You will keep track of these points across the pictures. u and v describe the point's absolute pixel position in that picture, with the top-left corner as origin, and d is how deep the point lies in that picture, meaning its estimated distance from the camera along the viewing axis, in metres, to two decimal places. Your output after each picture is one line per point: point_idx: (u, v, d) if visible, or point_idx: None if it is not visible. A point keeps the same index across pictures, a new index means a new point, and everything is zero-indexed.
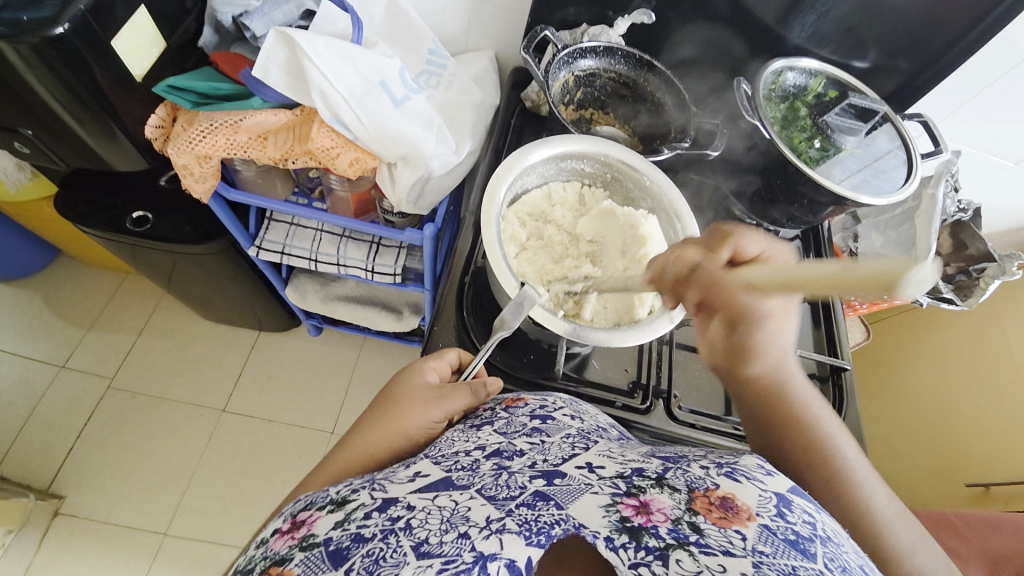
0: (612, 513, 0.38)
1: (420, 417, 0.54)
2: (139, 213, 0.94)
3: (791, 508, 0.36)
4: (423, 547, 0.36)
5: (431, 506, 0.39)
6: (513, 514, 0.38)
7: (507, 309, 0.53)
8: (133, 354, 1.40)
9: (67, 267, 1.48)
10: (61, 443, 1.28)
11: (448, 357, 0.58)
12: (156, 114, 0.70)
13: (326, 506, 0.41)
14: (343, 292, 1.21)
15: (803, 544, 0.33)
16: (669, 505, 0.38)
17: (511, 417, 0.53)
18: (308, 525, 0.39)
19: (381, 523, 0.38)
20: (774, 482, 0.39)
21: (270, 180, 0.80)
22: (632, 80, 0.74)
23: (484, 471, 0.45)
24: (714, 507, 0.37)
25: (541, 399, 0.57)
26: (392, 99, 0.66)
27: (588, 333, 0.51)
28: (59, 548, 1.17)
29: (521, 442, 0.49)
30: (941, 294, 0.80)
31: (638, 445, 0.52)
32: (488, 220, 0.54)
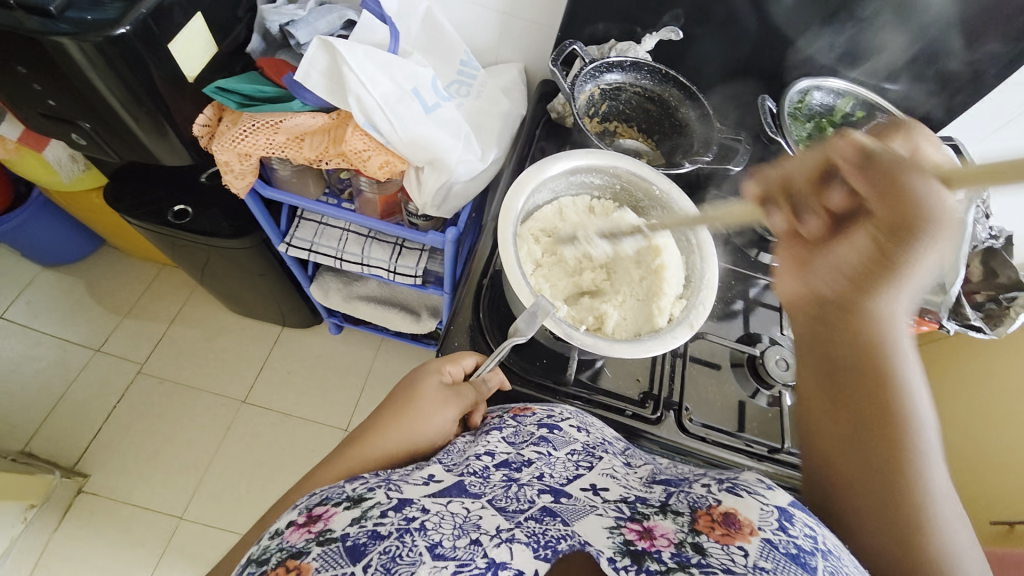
0: (616, 535, 0.39)
1: (435, 418, 0.53)
2: (179, 206, 0.99)
3: (792, 522, 0.36)
4: (439, 549, 0.36)
5: (444, 511, 0.40)
6: (522, 526, 0.40)
7: (521, 318, 0.52)
8: (163, 341, 1.47)
9: (109, 255, 1.56)
10: (90, 423, 1.34)
11: (465, 361, 0.59)
12: (204, 114, 0.74)
13: (342, 503, 0.41)
14: (364, 292, 1.24)
15: (804, 557, 0.34)
16: (672, 529, 0.39)
17: (519, 426, 0.54)
18: (324, 520, 0.39)
19: (397, 522, 0.38)
20: (775, 495, 0.39)
21: (304, 180, 0.83)
22: (657, 95, 0.76)
23: (495, 481, 0.45)
24: (717, 525, 0.38)
25: (548, 409, 0.58)
26: (423, 106, 0.69)
27: (601, 345, 0.51)
28: (80, 525, 1.22)
29: (529, 453, 0.50)
30: (971, 321, 0.78)
31: (640, 461, 0.54)
32: (503, 231, 0.54)
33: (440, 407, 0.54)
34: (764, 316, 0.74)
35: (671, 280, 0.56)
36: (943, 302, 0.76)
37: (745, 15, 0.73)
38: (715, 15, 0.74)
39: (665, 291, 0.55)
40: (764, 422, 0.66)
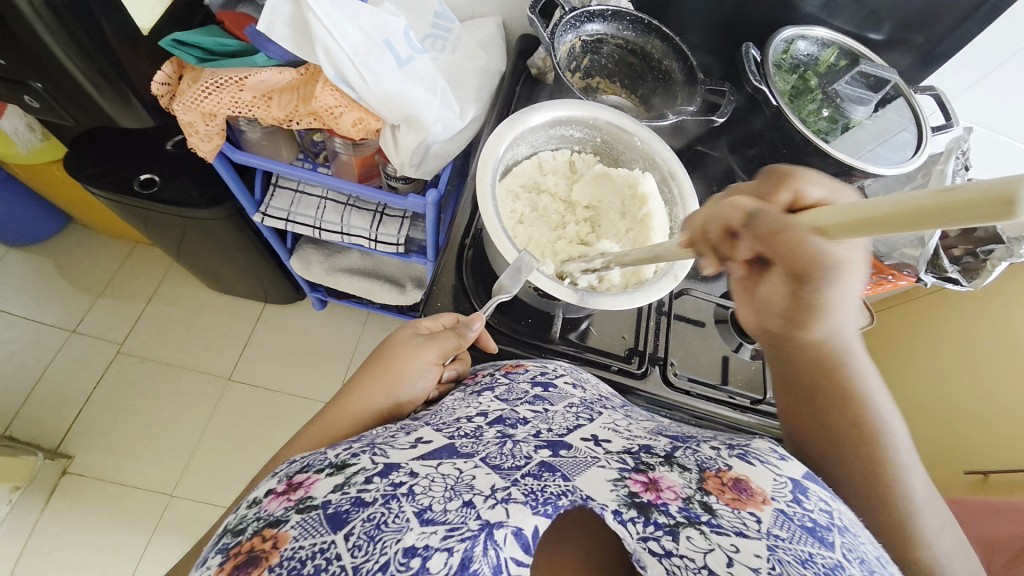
0: (620, 488, 0.39)
1: (413, 362, 0.52)
2: (146, 175, 0.94)
3: (808, 496, 0.37)
4: (427, 514, 0.36)
5: (435, 474, 0.40)
6: (519, 484, 0.39)
7: (505, 275, 0.51)
8: (141, 321, 1.43)
9: (78, 234, 1.50)
10: (70, 405, 1.31)
11: (442, 317, 0.57)
12: (163, 71, 0.68)
13: (324, 469, 0.40)
14: (347, 264, 1.22)
15: (821, 532, 0.34)
16: (679, 483, 0.40)
17: (512, 384, 0.54)
18: (304, 487, 0.39)
19: (382, 488, 0.37)
20: (787, 466, 0.40)
21: (276, 143, 0.80)
22: (640, 47, 0.73)
23: (489, 439, 0.45)
24: (727, 489, 0.38)
25: (542, 365, 0.59)
26: (396, 59, 0.66)
27: (584, 297, 0.49)
28: (67, 505, 1.21)
29: (524, 411, 0.50)
30: (948, 274, 0.79)
31: (640, 414, 0.54)
32: (482, 180, 0.52)
33: (417, 351, 0.53)
34: None
35: (657, 230, 0.55)
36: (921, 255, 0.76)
37: None
38: None
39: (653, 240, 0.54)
40: (747, 375, 0.67)
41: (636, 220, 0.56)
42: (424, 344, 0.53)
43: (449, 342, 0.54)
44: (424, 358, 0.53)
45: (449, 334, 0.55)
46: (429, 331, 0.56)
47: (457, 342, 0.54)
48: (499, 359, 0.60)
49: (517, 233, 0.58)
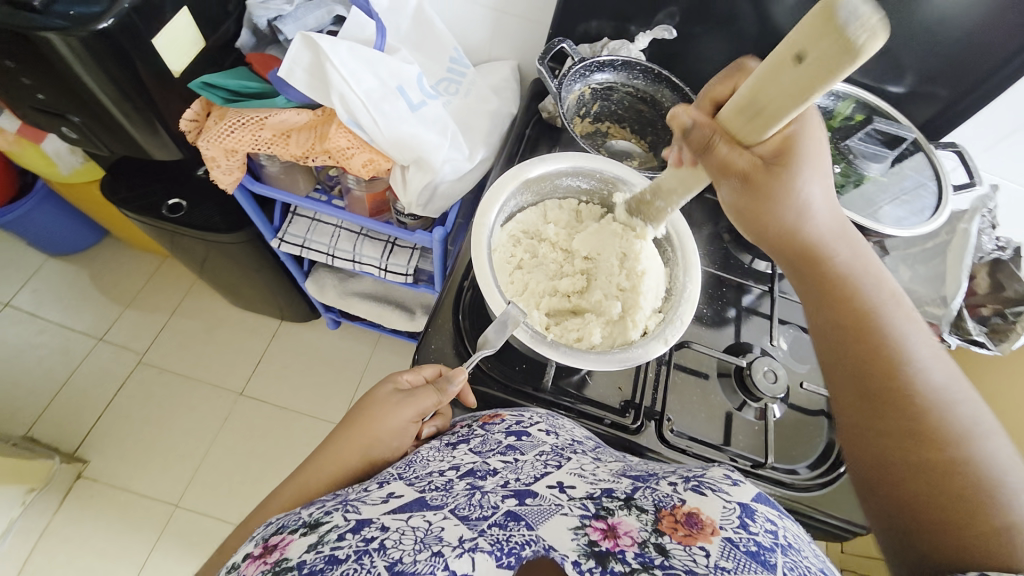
0: (580, 536, 0.38)
1: (391, 419, 0.52)
2: (174, 200, 0.99)
3: (754, 518, 0.36)
4: (397, 566, 0.35)
5: (405, 527, 0.39)
6: (486, 534, 0.39)
7: (491, 328, 0.50)
8: (164, 333, 1.48)
9: (113, 246, 1.58)
10: (90, 410, 1.36)
11: (425, 370, 0.56)
12: (192, 109, 0.73)
13: (299, 529, 0.40)
14: (360, 289, 1.25)
15: (764, 555, 0.33)
16: (635, 527, 0.38)
17: (486, 435, 0.53)
18: (279, 549, 0.38)
19: (355, 544, 0.37)
20: (738, 492, 0.39)
21: (293, 175, 0.84)
22: (649, 95, 0.74)
23: (458, 491, 0.44)
24: (679, 525, 0.37)
25: (517, 415, 0.57)
26: (408, 104, 0.68)
27: (568, 354, 0.49)
28: (77, 510, 1.24)
29: (495, 462, 0.49)
30: (974, 337, 0.73)
31: (610, 456, 0.52)
32: (479, 226, 0.53)
33: (396, 407, 0.52)
34: (755, 324, 0.74)
35: (649, 290, 0.53)
36: (944, 315, 0.72)
37: (743, 15, 0.71)
38: (713, 13, 0.71)
39: (641, 305, 0.53)
40: (750, 436, 0.65)
41: (627, 281, 0.55)
42: (403, 403, 0.52)
43: (428, 399, 0.52)
44: (402, 418, 0.52)
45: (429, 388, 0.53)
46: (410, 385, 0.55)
47: (435, 400, 0.52)
48: (478, 411, 0.61)
49: (514, 279, 0.56)
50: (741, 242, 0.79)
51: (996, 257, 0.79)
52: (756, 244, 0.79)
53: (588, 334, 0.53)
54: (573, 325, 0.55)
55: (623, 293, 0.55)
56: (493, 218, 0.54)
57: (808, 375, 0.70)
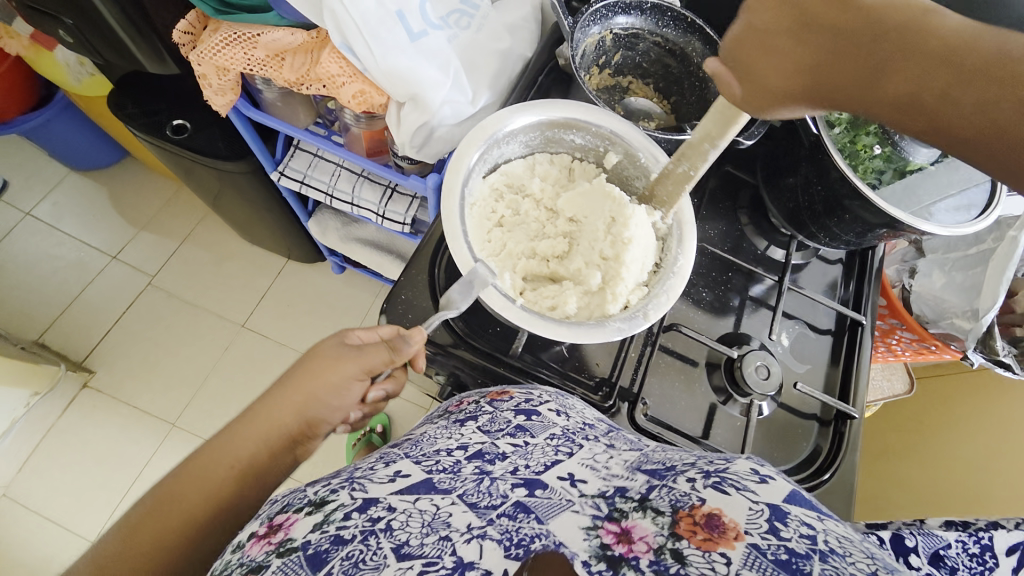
0: (592, 538, 0.37)
1: (334, 377, 0.46)
2: (178, 121, 0.97)
3: (787, 523, 0.32)
4: (404, 549, 0.35)
5: (412, 509, 0.39)
6: (495, 523, 0.38)
7: (455, 286, 0.46)
8: (175, 258, 1.51)
9: (132, 168, 1.60)
10: (100, 325, 1.41)
11: (380, 327, 0.49)
12: (185, 20, 0.68)
13: (304, 507, 0.39)
14: (362, 235, 1.22)
15: (797, 564, 0.30)
16: (651, 531, 0.36)
17: (496, 412, 0.52)
18: (285, 530, 0.37)
19: (361, 524, 0.37)
20: (768, 491, 0.35)
21: (292, 106, 0.80)
22: (679, 49, 0.66)
23: (466, 475, 0.43)
24: (700, 528, 0.34)
25: (527, 392, 0.55)
26: (407, 33, 0.63)
27: (533, 322, 0.45)
28: (83, 416, 1.31)
29: (505, 445, 0.48)
30: (1001, 357, 0.67)
31: (624, 444, 0.50)
32: (455, 169, 0.49)
33: (339, 364, 0.46)
34: (758, 316, 0.68)
35: (633, 261, 0.49)
36: (972, 330, 0.66)
37: None
38: None
39: (623, 277, 0.48)
40: (730, 431, 0.61)
41: (608, 249, 0.50)
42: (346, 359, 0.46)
43: (379, 356, 0.47)
44: (345, 374, 0.46)
45: (383, 347, 0.47)
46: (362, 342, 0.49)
47: (388, 358, 0.47)
48: (484, 389, 0.59)
49: (492, 237, 0.53)
50: (758, 226, 0.73)
51: None
52: (774, 230, 0.72)
53: (562, 306, 0.50)
54: (550, 292, 0.51)
55: (605, 261, 0.51)
56: (471, 163, 0.50)
57: (804, 375, 0.66)
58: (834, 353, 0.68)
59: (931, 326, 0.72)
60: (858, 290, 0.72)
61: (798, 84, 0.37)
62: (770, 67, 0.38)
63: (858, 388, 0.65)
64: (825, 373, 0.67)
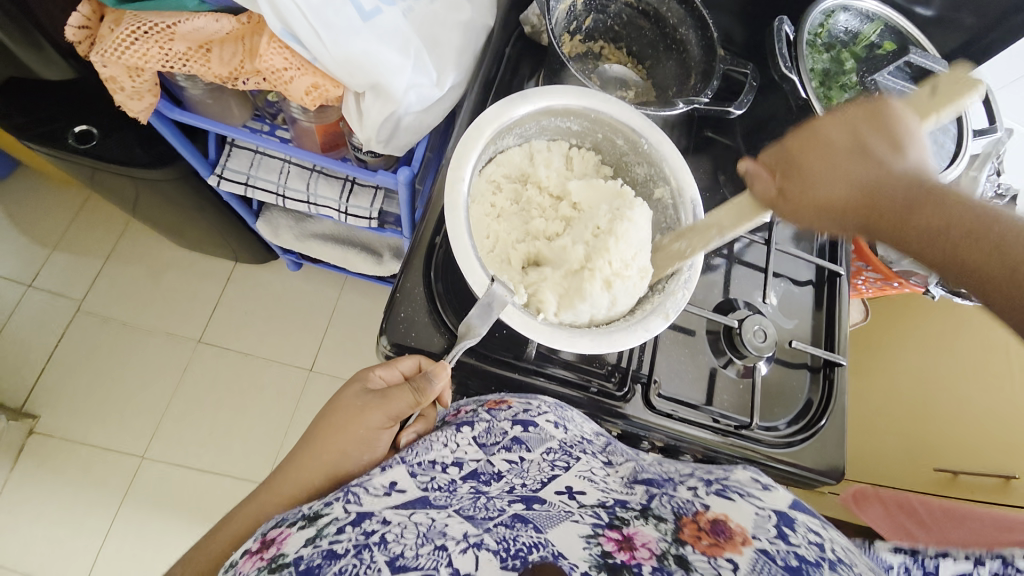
0: (593, 546, 0.36)
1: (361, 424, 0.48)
2: (81, 127, 0.82)
3: (795, 528, 0.34)
4: (399, 561, 0.33)
5: (407, 522, 0.37)
6: (492, 531, 0.37)
7: (474, 312, 0.44)
8: (103, 277, 1.35)
9: (26, 179, 1.38)
10: (32, 363, 1.26)
11: (401, 365, 0.51)
12: (78, 12, 0.57)
13: (298, 523, 0.37)
14: (319, 230, 1.13)
15: (805, 569, 0.31)
16: (654, 538, 0.37)
17: (491, 422, 0.49)
18: (277, 546, 0.35)
19: (355, 538, 0.34)
20: (773, 498, 0.37)
21: (224, 101, 0.69)
22: (653, 10, 0.62)
23: (462, 494, 0.42)
24: (704, 534, 0.36)
25: (525, 401, 0.51)
26: (359, 12, 0.55)
27: (556, 335, 0.44)
28: (37, 466, 1.18)
29: (500, 462, 0.45)
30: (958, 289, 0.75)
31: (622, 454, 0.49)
32: (456, 181, 0.45)
33: (367, 412, 0.48)
34: (747, 277, 0.70)
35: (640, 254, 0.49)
36: (935, 269, 0.72)
37: None
38: None
39: (627, 272, 0.48)
40: (734, 394, 0.63)
41: (612, 244, 0.48)
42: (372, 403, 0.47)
43: (402, 399, 0.48)
44: (371, 423, 0.48)
45: (405, 389, 0.48)
46: (385, 382, 0.51)
47: (411, 400, 0.48)
48: (480, 396, 0.56)
49: (490, 232, 0.51)
50: (738, 187, 0.72)
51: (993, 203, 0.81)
52: None
53: (565, 306, 0.48)
54: (557, 288, 0.48)
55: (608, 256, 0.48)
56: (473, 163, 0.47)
57: (793, 331, 0.69)
58: (819, 302, 0.71)
59: (893, 265, 0.77)
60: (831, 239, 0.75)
61: (840, 204, 0.41)
62: (819, 178, 0.41)
63: (841, 332, 0.69)
64: (811, 322, 0.70)
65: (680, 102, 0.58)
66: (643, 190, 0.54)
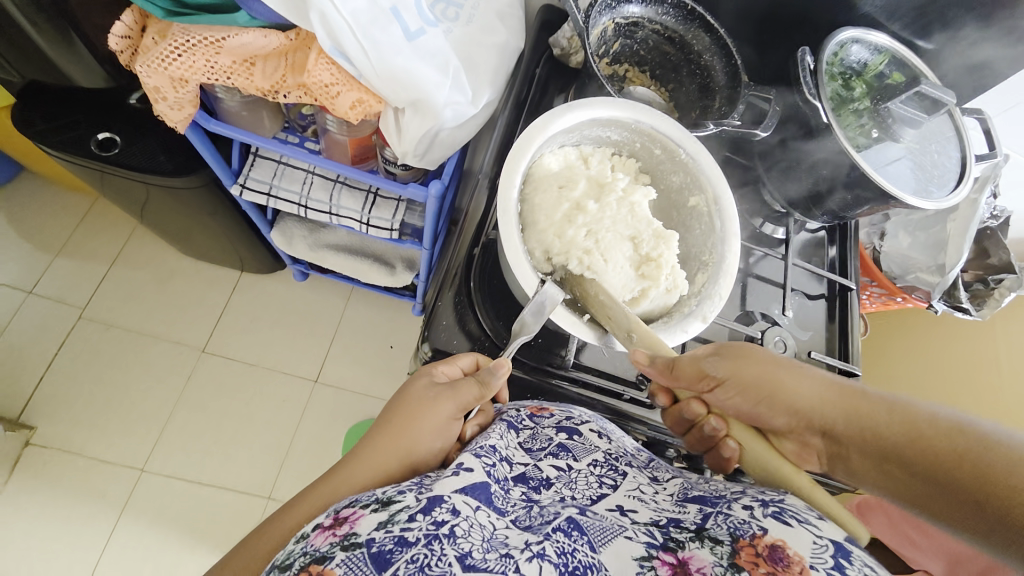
0: (647, 570, 0.36)
1: (434, 416, 0.47)
2: (105, 134, 0.83)
3: (850, 560, 0.33)
4: (468, 560, 0.32)
5: (473, 518, 0.37)
6: (551, 539, 0.37)
7: (527, 311, 0.48)
8: (106, 284, 1.33)
9: (31, 185, 1.37)
10: (31, 371, 1.23)
11: (462, 361, 0.51)
12: (122, 21, 0.58)
13: (370, 505, 0.37)
14: (332, 241, 1.14)
15: None
16: (709, 562, 0.36)
17: (536, 428, 0.52)
18: (350, 523, 0.35)
19: (425, 527, 0.34)
20: (828, 528, 0.36)
21: (258, 113, 0.71)
22: (679, 37, 0.66)
23: (515, 501, 0.43)
24: (762, 561, 0.34)
25: (566, 410, 0.54)
26: (404, 31, 0.57)
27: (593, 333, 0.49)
28: (32, 478, 1.15)
29: (548, 469, 0.48)
30: (960, 303, 0.79)
31: (665, 471, 0.50)
32: (506, 187, 0.49)
33: (437, 403, 0.48)
34: (766, 292, 0.72)
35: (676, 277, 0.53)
36: (940, 283, 0.75)
37: None
38: None
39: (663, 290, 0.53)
40: None
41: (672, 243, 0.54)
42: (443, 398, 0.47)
43: (470, 392, 0.49)
44: (443, 415, 0.48)
45: (473, 382, 0.49)
46: (448, 378, 0.51)
47: (478, 394, 0.49)
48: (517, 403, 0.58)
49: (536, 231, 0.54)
50: (754, 206, 0.75)
51: (988, 224, 0.85)
52: (769, 207, 0.75)
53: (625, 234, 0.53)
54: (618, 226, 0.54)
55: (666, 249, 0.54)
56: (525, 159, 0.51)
57: (809, 342, 0.71)
58: (834, 316, 0.74)
59: (897, 280, 0.81)
60: (840, 255, 0.78)
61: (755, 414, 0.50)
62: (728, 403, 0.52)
63: (853, 344, 0.71)
64: (826, 333, 0.73)
65: (708, 123, 0.61)
66: (678, 199, 0.58)
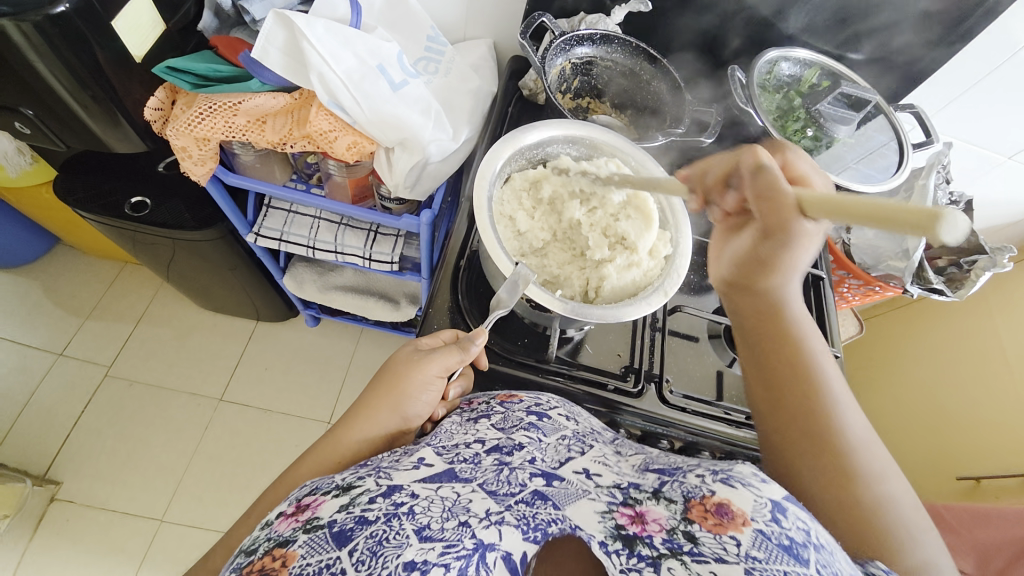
0: (608, 519, 0.40)
1: (418, 374, 0.53)
2: (137, 198, 0.94)
3: (786, 514, 0.35)
4: (426, 532, 0.37)
5: (434, 496, 0.40)
6: (511, 509, 0.41)
7: (503, 289, 0.55)
8: (131, 342, 1.41)
9: (66, 255, 1.50)
10: (58, 429, 1.29)
11: (443, 334, 0.57)
12: (156, 97, 0.69)
13: (331, 491, 0.40)
14: (340, 282, 1.22)
15: (797, 549, 0.33)
16: (664, 515, 0.39)
17: (506, 412, 0.54)
18: (312, 509, 0.38)
19: (385, 508, 0.37)
20: (769, 487, 0.38)
21: (269, 165, 0.81)
22: (628, 68, 0.75)
23: (486, 466, 0.46)
24: (710, 514, 0.37)
25: (535, 397, 0.58)
26: (390, 83, 0.67)
27: (562, 304, 0.53)
28: (54, 535, 1.17)
29: (519, 437, 0.50)
30: (933, 284, 0.83)
31: (630, 448, 0.54)
32: (479, 185, 0.57)
33: (423, 363, 0.53)
34: None
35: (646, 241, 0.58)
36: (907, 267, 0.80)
37: None
38: None
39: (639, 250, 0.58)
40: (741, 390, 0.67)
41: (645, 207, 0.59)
42: (426, 358, 0.53)
43: (453, 356, 0.54)
44: (428, 372, 0.53)
45: (453, 347, 0.55)
46: (430, 348, 0.56)
47: (460, 357, 0.54)
48: (489, 391, 0.63)
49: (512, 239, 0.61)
50: None
51: (952, 209, 0.90)
52: None
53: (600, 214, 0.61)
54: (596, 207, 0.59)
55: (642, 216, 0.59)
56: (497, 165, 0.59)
57: None
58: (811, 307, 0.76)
59: (872, 270, 0.85)
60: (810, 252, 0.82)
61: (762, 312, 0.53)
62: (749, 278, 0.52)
63: (833, 332, 0.74)
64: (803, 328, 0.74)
65: (658, 135, 0.70)
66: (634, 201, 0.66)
